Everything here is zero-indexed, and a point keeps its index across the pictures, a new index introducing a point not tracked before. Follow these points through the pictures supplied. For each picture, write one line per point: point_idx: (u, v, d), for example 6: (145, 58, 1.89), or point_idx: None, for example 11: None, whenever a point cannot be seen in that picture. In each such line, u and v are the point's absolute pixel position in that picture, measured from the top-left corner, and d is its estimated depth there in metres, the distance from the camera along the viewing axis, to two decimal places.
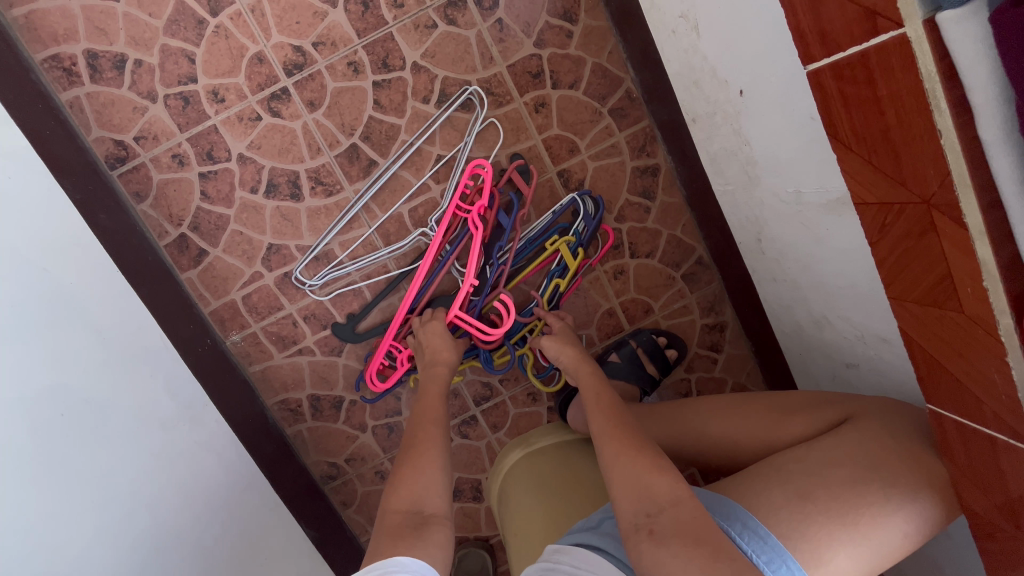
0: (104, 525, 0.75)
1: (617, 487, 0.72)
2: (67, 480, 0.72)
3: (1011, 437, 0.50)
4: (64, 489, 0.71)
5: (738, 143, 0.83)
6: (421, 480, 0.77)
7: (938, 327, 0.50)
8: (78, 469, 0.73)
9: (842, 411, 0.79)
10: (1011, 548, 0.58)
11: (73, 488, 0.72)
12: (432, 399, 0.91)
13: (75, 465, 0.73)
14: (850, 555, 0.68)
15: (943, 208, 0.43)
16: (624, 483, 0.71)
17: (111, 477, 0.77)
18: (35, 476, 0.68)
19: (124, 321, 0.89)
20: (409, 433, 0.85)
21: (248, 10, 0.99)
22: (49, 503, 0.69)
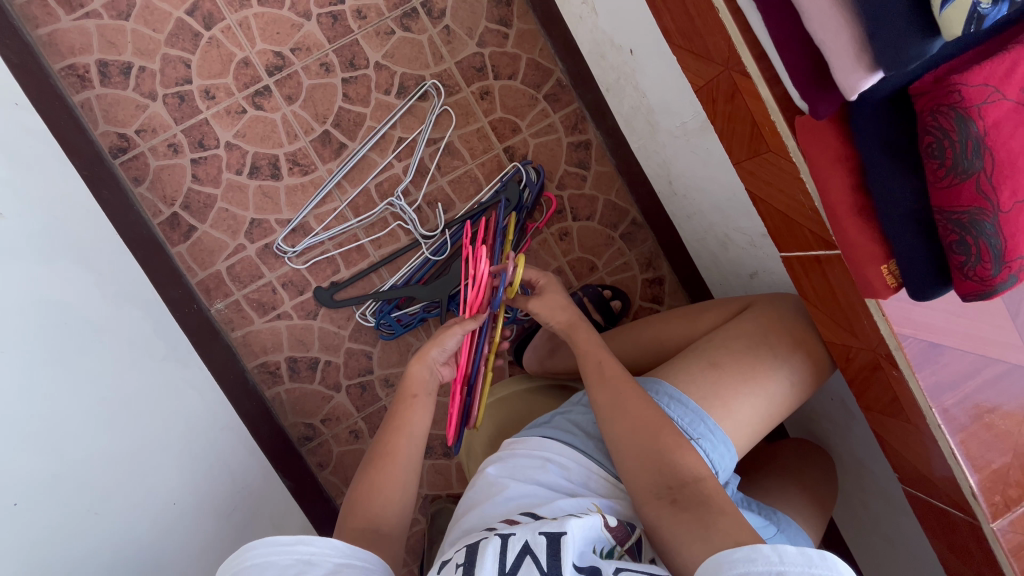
0: (109, 430, 0.84)
1: (622, 448, 0.74)
2: (82, 386, 0.83)
3: (828, 250, 0.62)
4: (73, 389, 0.81)
5: (639, 98, 1.02)
6: (386, 499, 0.75)
7: (763, 171, 0.65)
8: (87, 377, 0.84)
9: (742, 301, 0.92)
10: (863, 362, 0.69)
11: (85, 394, 0.83)
12: (411, 409, 0.82)
13: (86, 376, 0.84)
14: (752, 405, 0.80)
15: (735, 67, 0.59)
16: (632, 454, 0.73)
17: (112, 392, 0.87)
18: (48, 370, 0.78)
19: (120, 271, 1.01)
20: (378, 442, 0.80)
21: (236, 25, 1.19)
22: (66, 398, 0.79)
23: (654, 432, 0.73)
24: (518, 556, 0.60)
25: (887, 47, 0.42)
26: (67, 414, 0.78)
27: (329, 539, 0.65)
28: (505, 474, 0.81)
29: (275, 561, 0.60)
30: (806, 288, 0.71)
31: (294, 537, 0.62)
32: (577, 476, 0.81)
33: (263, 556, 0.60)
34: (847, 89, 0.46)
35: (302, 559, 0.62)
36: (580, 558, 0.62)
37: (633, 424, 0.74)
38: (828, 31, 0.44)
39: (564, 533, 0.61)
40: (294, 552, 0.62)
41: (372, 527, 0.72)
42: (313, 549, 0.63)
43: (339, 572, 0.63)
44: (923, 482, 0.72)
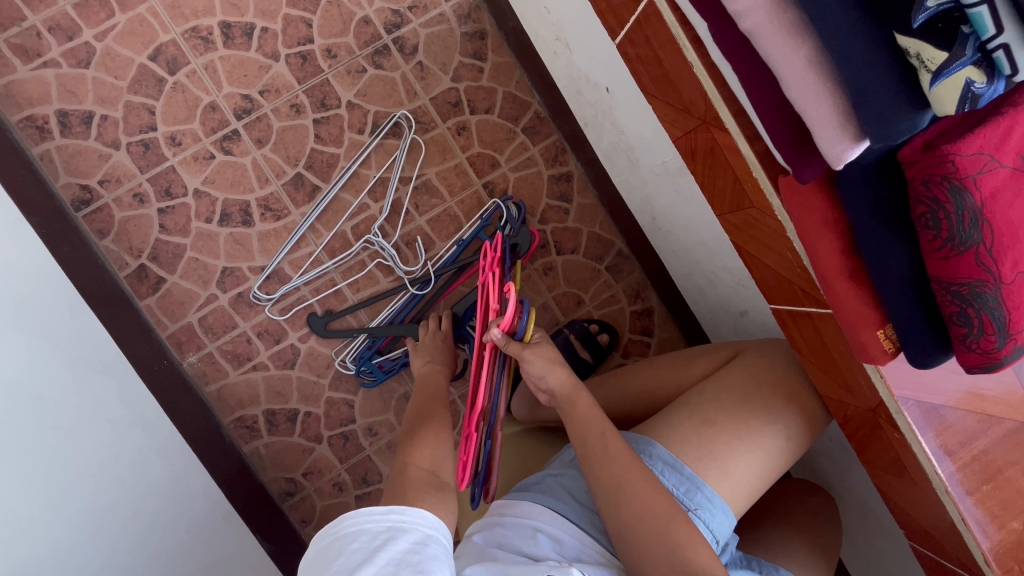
0: (57, 515, 0.79)
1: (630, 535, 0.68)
2: (27, 470, 0.77)
3: (820, 308, 0.59)
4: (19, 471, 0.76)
5: (617, 134, 1.00)
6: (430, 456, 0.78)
7: (748, 225, 0.62)
8: (36, 457, 0.79)
9: (733, 348, 0.88)
10: (861, 424, 0.65)
11: (33, 478, 0.77)
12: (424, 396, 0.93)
13: (35, 458, 0.79)
14: (748, 461, 0.76)
15: (712, 122, 0.56)
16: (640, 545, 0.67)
17: (65, 471, 0.82)
18: None
19: (79, 334, 0.96)
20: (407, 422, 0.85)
21: (202, 69, 1.16)
22: (8, 484, 0.74)
23: (662, 522, 0.67)
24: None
25: (872, 119, 0.38)
26: (17, 503, 0.74)
27: (418, 511, 0.66)
28: (492, 543, 0.76)
29: (368, 527, 0.62)
30: (798, 343, 0.67)
31: (387, 506, 0.64)
32: (568, 548, 0.76)
33: (358, 523, 0.62)
34: (834, 159, 0.42)
35: (394, 527, 0.63)
36: None
37: (640, 507, 0.68)
38: (809, 101, 0.41)
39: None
40: (387, 519, 0.63)
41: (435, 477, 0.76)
42: (404, 518, 0.64)
43: (427, 545, 0.63)
44: (929, 539, 0.69)
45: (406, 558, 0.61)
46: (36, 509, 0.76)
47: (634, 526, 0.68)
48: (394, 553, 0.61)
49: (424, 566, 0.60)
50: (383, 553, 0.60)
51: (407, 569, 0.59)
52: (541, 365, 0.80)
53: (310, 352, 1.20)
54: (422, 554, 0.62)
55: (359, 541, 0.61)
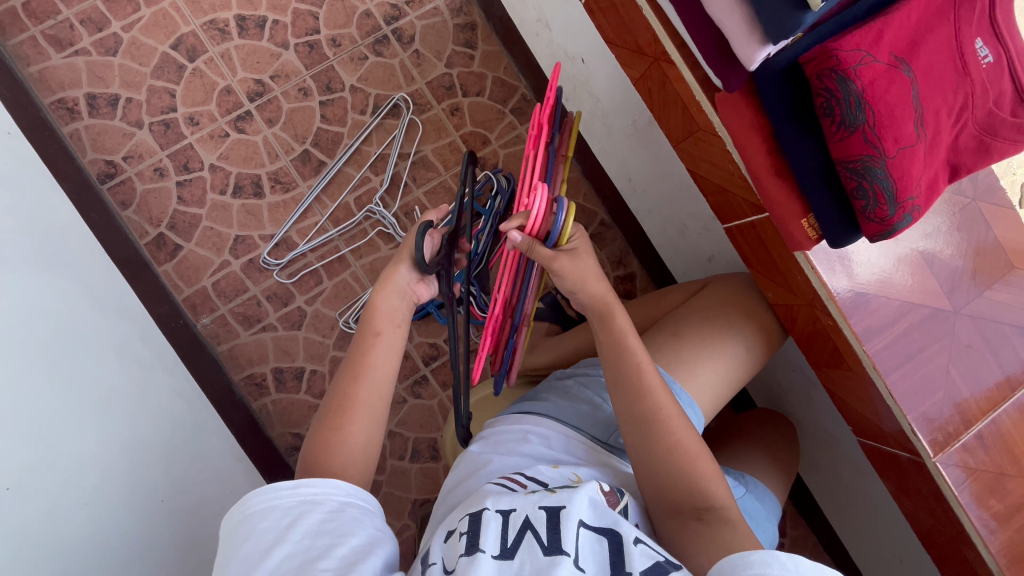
0: (99, 429, 0.87)
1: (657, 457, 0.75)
2: (70, 388, 0.85)
3: (757, 215, 0.70)
4: (65, 388, 0.84)
5: (594, 103, 1.12)
6: (347, 452, 0.73)
7: (697, 150, 0.73)
8: (76, 380, 0.87)
9: (700, 281, 0.99)
10: (805, 320, 0.75)
11: (74, 395, 0.85)
12: (373, 347, 0.78)
13: (75, 379, 0.87)
14: (713, 370, 0.85)
15: (661, 58, 0.67)
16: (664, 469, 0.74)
17: (99, 395, 0.90)
18: (39, 374, 0.81)
19: (108, 285, 1.05)
20: (339, 390, 0.76)
21: (219, 57, 1.28)
22: (56, 396, 0.82)
23: (691, 455, 0.75)
24: (519, 531, 0.61)
25: (771, 19, 0.49)
26: (61, 413, 0.82)
27: (332, 481, 0.68)
28: (489, 448, 0.85)
29: (276, 503, 0.64)
30: (746, 255, 0.78)
31: (295, 480, 0.66)
32: (557, 443, 0.84)
33: (266, 501, 0.64)
34: (749, 60, 0.53)
35: (306, 500, 0.65)
36: (598, 518, 0.62)
37: (675, 442, 0.75)
38: (725, 11, 0.52)
39: (564, 506, 0.61)
40: (296, 493, 0.65)
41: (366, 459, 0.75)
42: (315, 490, 0.66)
43: (342, 510, 0.66)
44: (870, 429, 0.77)
45: (317, 529, 0.63)
46: (82, 422, 0.84)
47: (664, 459, 0.75)
48: (304, 525, 0.62)
49: (339, 533, 0.63)
50: (293, 529, 0.62)
51: (322, 538, 0.62)
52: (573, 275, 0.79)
53: (316, 314, 1.29)
54: (337, 522, 0.64)
55: (268, 518, 0.62)
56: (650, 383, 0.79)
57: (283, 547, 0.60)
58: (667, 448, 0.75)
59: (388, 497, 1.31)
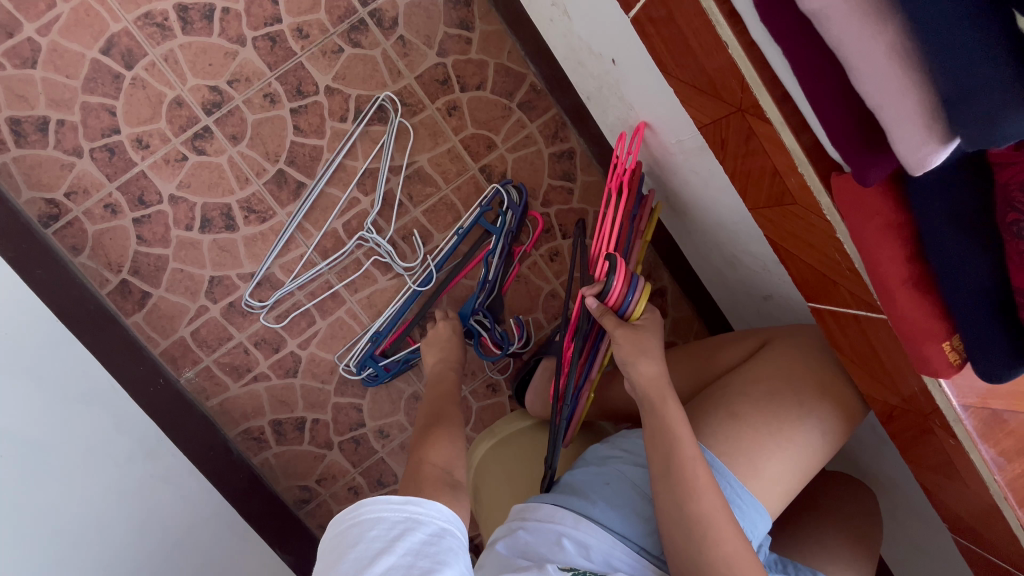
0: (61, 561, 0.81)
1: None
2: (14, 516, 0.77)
3: (870, 312, 0.54)
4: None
5: (625, 109, 0.91)
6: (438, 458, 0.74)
7: (787, 222, 0.55)
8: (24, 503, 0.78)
9: (760, 338, 0.83)
10: (913, 425, 0.61)
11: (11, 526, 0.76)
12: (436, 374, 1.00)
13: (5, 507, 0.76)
14: (780, 460, 0.72)
15: (749, 110, 0.49)
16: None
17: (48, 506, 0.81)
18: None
19: (64, 364, 0.91)
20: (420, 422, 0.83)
21: (162, 60, 1.05)
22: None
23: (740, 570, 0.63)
24: None
25: (970, 120, 0.31)
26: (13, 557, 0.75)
27: (436, 504, 0.63)
28: (517, 551, 0.74)
29: (385, 515, 0.59)
30: (838, 341, 0.63)
31: (405, 496, 0.61)
32: (596, 552, 0.73)
33: (376, 510, 0.59)
34: (913, 165, 0.36)
35: (411, 516, 0.60)
36: None
37: (728, 556, 0.63)
38: (888, 94, 0.34)
39: None
40: (404, 509, 0.60)
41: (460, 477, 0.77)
42: (422, 509, 0.61)
43: (442, 537, 0.60)
44: (977, 535, 0.66)
45: (420, 550, 0.58)
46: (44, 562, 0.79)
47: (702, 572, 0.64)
48: (408, 543, 0.58)
49: (439, 559, 0.57)
50: (401, 542, 0.57)
51: (423, 560, 0.57)
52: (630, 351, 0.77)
53: (311, 358, 1.15)
54: (439, 547, 0.59)
55: (378, 526, 0.58)
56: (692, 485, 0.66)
57: (390, 557, 0.56)
58: (719, 562, 0.63)
59: None
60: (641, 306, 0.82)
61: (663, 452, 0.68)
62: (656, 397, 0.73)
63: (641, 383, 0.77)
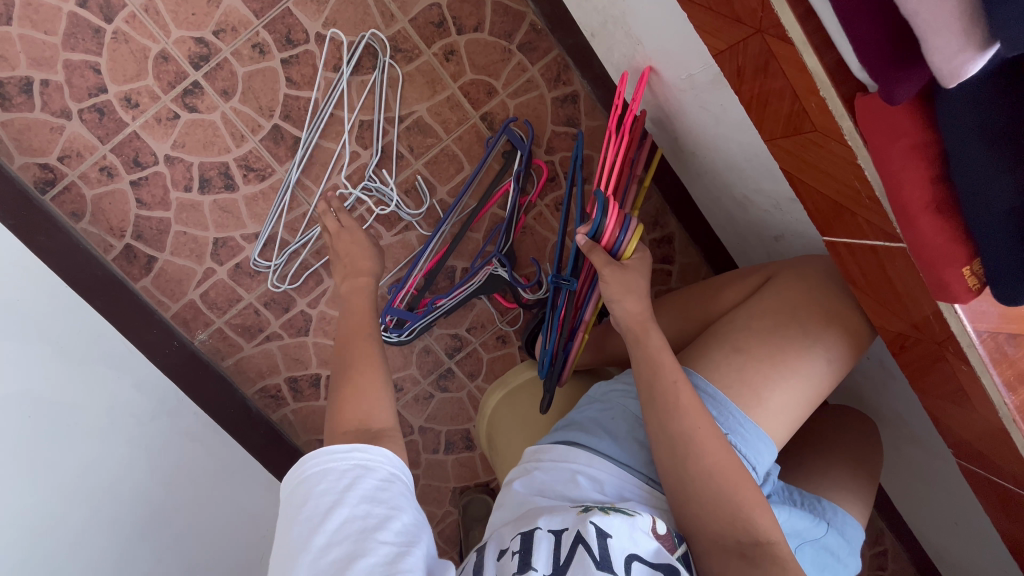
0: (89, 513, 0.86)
1: (710, 507, 0.65)
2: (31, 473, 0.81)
3: (889, 241, 0.53)
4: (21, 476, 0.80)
5: (631, 45, 0.87)
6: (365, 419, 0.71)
7: (805, 151, 0.54)
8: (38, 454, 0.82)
9: (765, 273, 0.83)
10: (924, 353, 0.61)
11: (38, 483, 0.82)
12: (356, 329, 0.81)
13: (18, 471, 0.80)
14: (786, 392, 0.73)
15: (769, 31, 0.46)
16: (714, 509, 0.65)
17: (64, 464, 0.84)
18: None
19: (73, 328, 0.92)
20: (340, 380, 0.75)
21: (142, 11, 0.99)
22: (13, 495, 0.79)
23: (739, 495, 0.65)
24: (570, 547, 0.62)
25: (1011, 21, 0.30)
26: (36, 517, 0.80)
27: (383, 450, 0.66)
28: (534, 490, 0.77)
29: (334, 466, 0.63)
30: (850, 272, 0.62)
31: (350, 444, 0.64)
32: (609, 487, 0.76)
33: (323, 462, 0.63)
34: (947, 76, 0.34)
35: (360, 464, 0.63)
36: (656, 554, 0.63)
37: (712, 467, 0.66)
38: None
39: (609, 535, 0.62)
40: (352, 457, 0.64)
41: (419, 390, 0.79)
42: (369, 456, 0.64)
43: (392, 481, 0.64)
44: (982, 460, 0.69)
45: (373, 496, 0.61)
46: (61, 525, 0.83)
47: (704, 493, 0.66)
48: (361, 489, 0.61)
49: (393, 503, 0.62)
50: (351, 491, 0.61)
51: (377, 506, 0.61)
52: (625, 294, 0.80)
53: (321, 316, 1.16)
54: (390, 492, 0.63)
55: (328, 482, 0.61)
56: (693, 416, 0.68)
57: (343, 509, 0.59)
58: (700, 470, 0.66)
59: (427, 488, 1.28)
60: (632, 245, 0.85)
61: (647, 379, 0.73)
62: (645, 333, 0.77)
63: (640, 322, 0.79)
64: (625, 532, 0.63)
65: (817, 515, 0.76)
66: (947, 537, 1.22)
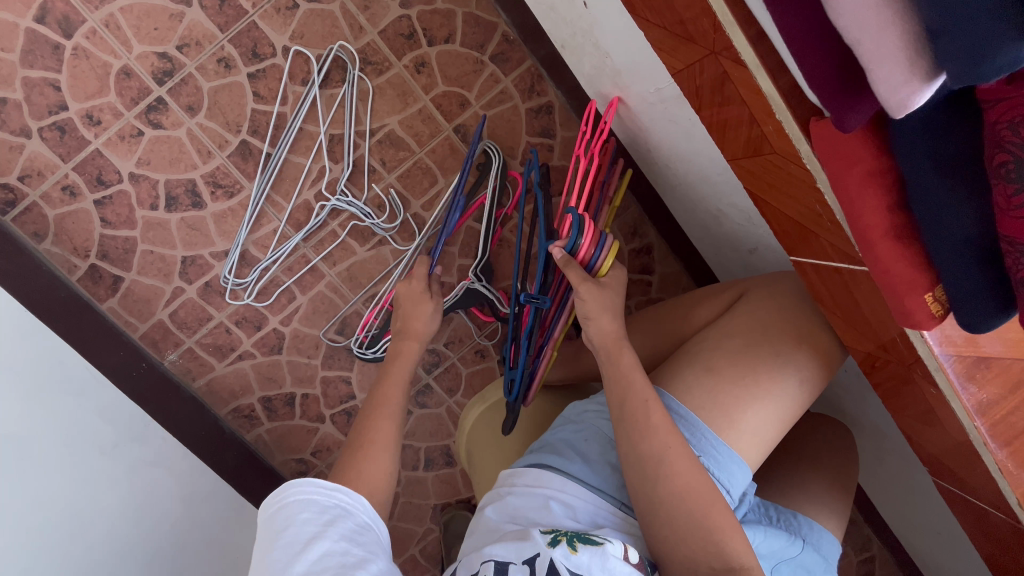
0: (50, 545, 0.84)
1: (681, 534, 0.63)
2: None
3: (854, 264, 0.51)
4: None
5: (600, 57, 0.86)
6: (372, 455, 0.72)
7: (766, 173, 0.52)
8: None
9: (738, 289, 0.82)
10: (894, 374, 0.60)
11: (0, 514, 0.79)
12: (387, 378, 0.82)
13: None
14: (759, 412, 0.71)
15: (723, 52, 0.45)
16: (685, 538, 0.63)
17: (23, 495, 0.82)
18: None
19: (33, 353, 0.89)
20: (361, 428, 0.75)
21: (102, 26, 0.97)
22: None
23: (713, 524, 0.63)
24: None
25: (957, 52, 0.28)
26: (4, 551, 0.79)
27: (361, 498, 0.66)
28: (506, 516, 0.74)
29: (317, 500, 0.62)
30: (819, 292, 0.61)
31: (335, 485, 0.64)
32: (583, 513, 0.74)
33: (307, 495, 0.62)
34: (895, 107, 0.33)
35: (339, 506, 0.63)
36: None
37: (685, 496, 0.64)
38: (866, 30, 0.31)
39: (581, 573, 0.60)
40: (334, 497, 0.63)
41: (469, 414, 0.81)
42: (349, 500, 0.64)
43: (364, 530, 0.63)
44: (956, 478, 0.68)
45: (351, 537, 0.60)
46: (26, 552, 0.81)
47: (675, 519, 0.64)
48: (340, 529, 0.60)
49: (368, 547, 0.61)
50: (332, 527, 0.60)
51: (355, 545, 0.59)
52: (597, 313, 0.78)
53: (295, 334, 1.14)
54: (367, 537, 0.62)
55: (309, 511, 0.60)
56: (662, 439, 0.67)
57: (322, 541, 0.58)
58: (673, 496, 0.65)
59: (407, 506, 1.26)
60: (609, 262, 0.82)
61: (617, 402, 0.71)
62: (619, 355, 0.75)
63: (611, 343, 0.77)
64: (596, 563, 0.61)
65: (793, 533, 0.75)
66: (931, 545, 1.21)
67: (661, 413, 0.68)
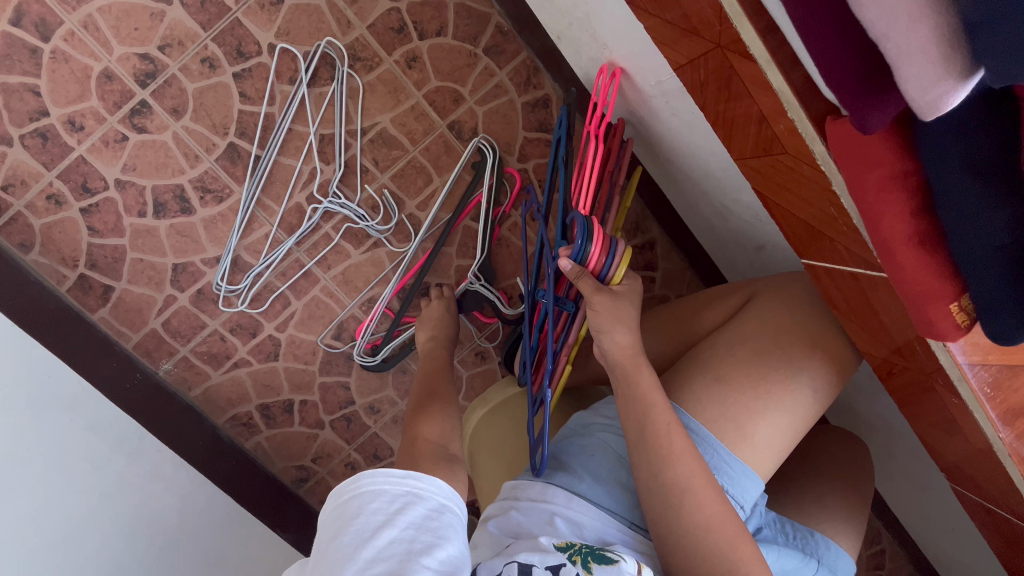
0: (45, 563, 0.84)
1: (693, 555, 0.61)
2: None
3: (872, 270, 0.48)
4: None
5: (599, 49, 0.82)
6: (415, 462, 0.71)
7: (776, 174, 0.49)
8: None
9: (746, 292, 0.79)
10: (913, 382, 0.57)
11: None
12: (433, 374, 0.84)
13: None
14: (770, 422, 0.68)
15: (730, 46, 0.41)
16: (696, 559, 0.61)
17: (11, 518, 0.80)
18: None
19: (22, 371, 0.87)
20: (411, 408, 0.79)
21: (80, 28, 0.93)
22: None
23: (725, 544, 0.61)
24: None
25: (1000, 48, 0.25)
26: None
27: (437, 480, 0.61)
28: (509, 532, 0.72)
29: (387, 488, 0.57)
30: (833, 297, 0.58)
31: (405, 470, 0.59)
32: (589, 533, 0.71)
33: (376, 483, 0.57)
34: (926, 108, 0.30)
35: (411, 492, 0.58)
36: None
37: (696, 515, 0.61)
38: (896, 24, 0.28)
39: None
40: (406, 484, 0.58)
41: (528, 425, 0.83)
42: (423, 485, 0.59)
43: (442, 513, 0.59)
44: (976, 488, 0.65)
45: (422, 524, 0.56)
46: None
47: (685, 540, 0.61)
48: (411, 516, 0.56)
49: (440, 533, 0.56)
50: (402, 515, 0.55)
51: (425, 534, 0.55)
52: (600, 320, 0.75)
53: (291, 340, 1.11)
54: (440, 521, 0.57)
55: (379, 500, 0.56)
56: (671, 455, 0.64)
57: (391, 531, 0.54)
58: (683, 513, 0.62)
59: None
60: (621, 271, 0.79)
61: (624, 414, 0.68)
62: (625, 365, 0.72)
63: (616, 352, 0.74)
64: None
65: (808, 552, 0.72)
66: (942, 541, 1.19)
67: (669, 426, 0.65)
